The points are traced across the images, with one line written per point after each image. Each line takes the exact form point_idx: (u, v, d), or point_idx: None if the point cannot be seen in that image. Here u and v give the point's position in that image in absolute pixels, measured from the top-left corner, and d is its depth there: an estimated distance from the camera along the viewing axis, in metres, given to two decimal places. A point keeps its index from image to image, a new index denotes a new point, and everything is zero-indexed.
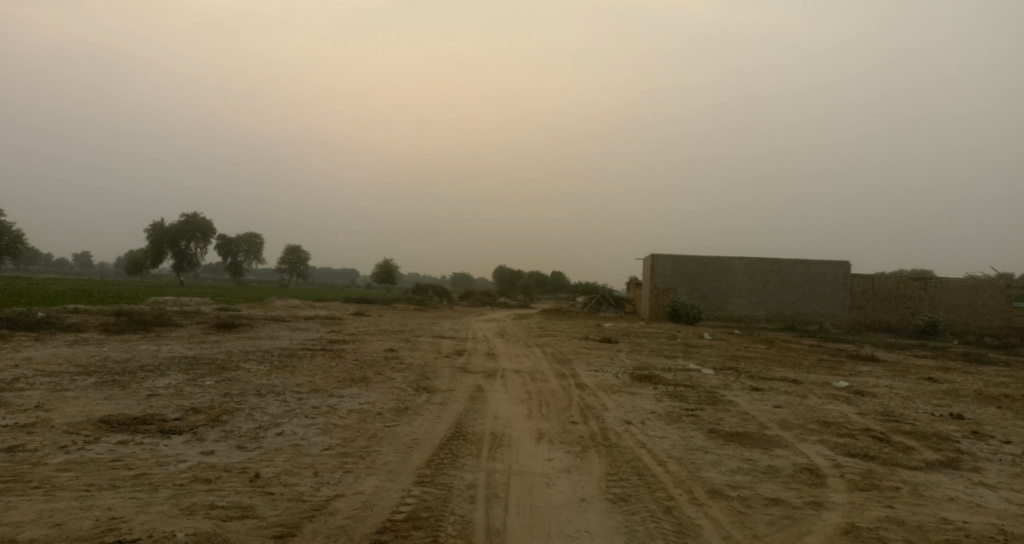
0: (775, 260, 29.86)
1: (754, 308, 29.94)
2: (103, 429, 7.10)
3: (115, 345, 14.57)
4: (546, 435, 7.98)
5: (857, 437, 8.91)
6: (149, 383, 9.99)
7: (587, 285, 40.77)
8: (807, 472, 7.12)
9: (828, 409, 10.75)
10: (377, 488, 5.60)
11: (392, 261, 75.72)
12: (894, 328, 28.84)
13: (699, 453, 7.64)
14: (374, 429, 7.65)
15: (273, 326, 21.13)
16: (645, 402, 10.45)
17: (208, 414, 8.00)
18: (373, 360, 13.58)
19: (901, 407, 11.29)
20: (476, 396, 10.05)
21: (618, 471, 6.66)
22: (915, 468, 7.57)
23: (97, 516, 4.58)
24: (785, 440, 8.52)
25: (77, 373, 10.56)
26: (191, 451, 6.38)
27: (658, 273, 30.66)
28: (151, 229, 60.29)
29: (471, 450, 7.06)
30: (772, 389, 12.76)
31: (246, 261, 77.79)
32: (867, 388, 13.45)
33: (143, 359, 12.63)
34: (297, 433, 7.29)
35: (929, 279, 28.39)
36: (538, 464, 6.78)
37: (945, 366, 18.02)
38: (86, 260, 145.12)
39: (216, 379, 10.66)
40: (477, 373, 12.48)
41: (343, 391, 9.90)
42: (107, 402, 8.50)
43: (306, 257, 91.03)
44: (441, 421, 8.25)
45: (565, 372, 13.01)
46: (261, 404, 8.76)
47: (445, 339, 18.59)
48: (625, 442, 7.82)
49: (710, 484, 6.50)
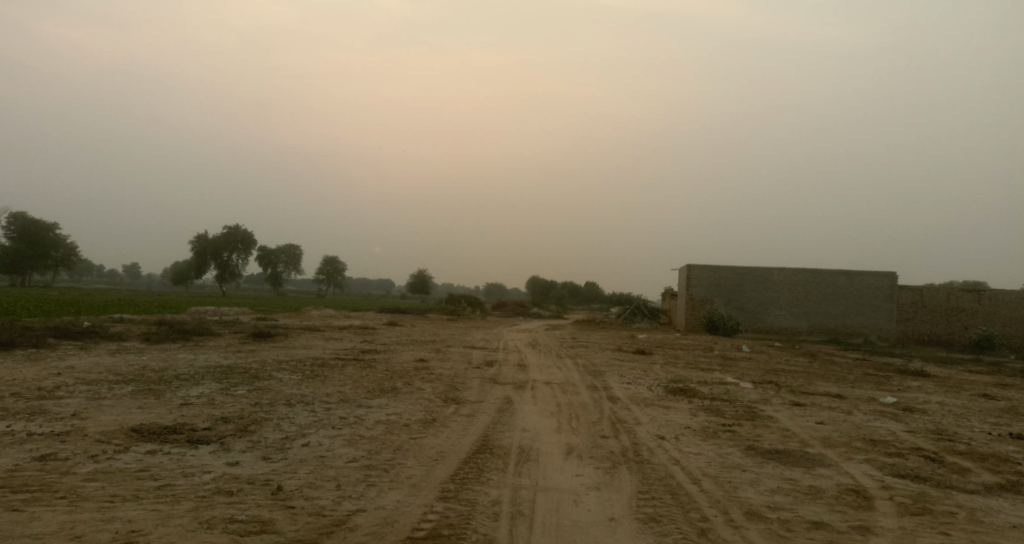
0: (817, 271, 29.13)
1: (795, 320, 29.22)
2: (134, 438, 7.11)
3: (153, 354, 14.79)
4: (575, 449, 7.78)
5: (906, 456, 8.51)
6: (182, 392, 10.05)
7: (622, 296, 40.34)
8: (852, 494, 6.79)
9: (874, 426, 10.32)
10: (400, 503, 5.47)
11: (427, 272, 76.12)
12: (944, 341, 27.89)
13: (736, 471, 7.36)
14: (400, 441, 7.53)
15: (308, 336, 21.24)
16: (680, 416, 10.15)
17: (237, 424, 7.97)
18: (403, 370, 13.50)
19: (952, 425, 10.80)
20: (506, 408, 9.88)
21: (650, 489, 6.43)
22: (969, 491, 7.17)
23: (117, 528, 4.52)
24: (827, 459, 8.17)
25: (113, 381, 10.68)
26: (217, 462, 6.33)
27: (695, 283, 30.17)
28: (195, 240, 61.70)
29: (498, 464, 6.89)
30: (814, 404, 12.35)
31: (285, 272, 78.97)
32: (915, 404, 12.93)
33: (179, 367, 12.76)
34: (322, 444, 7.20)
35: (982, 291, 27.38)
36: (567, 480, 6.58)
37: (1000, 383, 17.25)
38: (132, 271, 148.77)
39: (247, 388, 10.69)
40: (508, 385, 12.34)
41: (371, 401, 9.82)
42: (140, 411, 8.54)
43: (343, 268, 92.03)
44: (468, 434, 8.12)
45: (597, 385, 12.76)
46: (290, 414, 8.73)
47: (476, 350, 18.45)
48: (658, 459, 7.56)
49: (748, 505, 6.22)
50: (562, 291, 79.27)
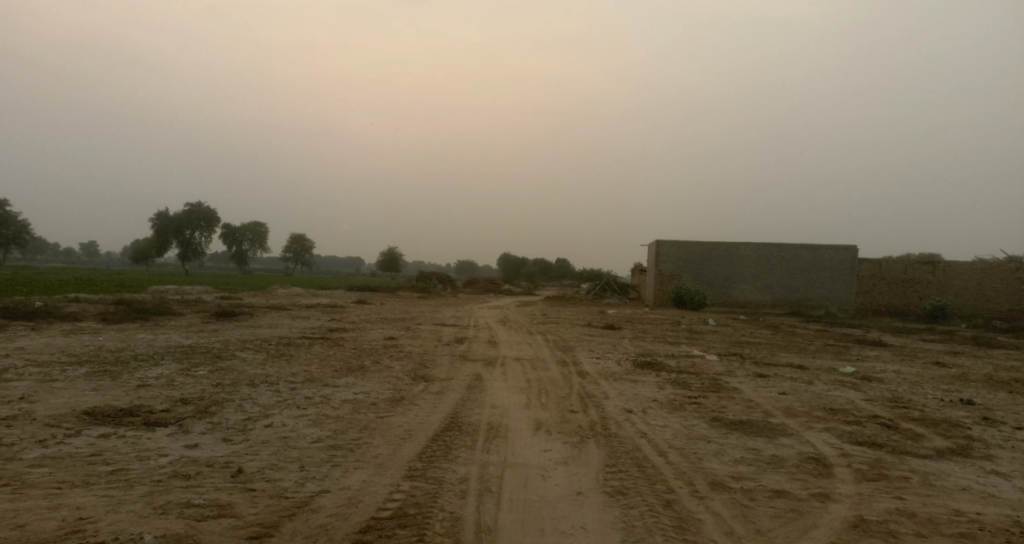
0: (781, 245, 29.53)
1: (760, 294, 29.66)
2: (86, 421, 6.90)
3: (111, 334, 14.40)
4: (544, 425, 7.77)
5: (864, 424, 8.66)
6: (140, 373, 9.80)
7: (592, 272, 40.52)
8: (813, 462, 6.89)
9: (835, 396, 10.50)
10: (365, 483, 5.39)
11: (396, 250, 75.49)
12: (901, 312, 28.56)
13: (701, 442, 7.42)
14: (367, 420, 7.44)
15: (274, 315, 20.92)
16: (647, 390, 10.20)
17: (197, 405, 7.79)
18: (371, 349, 13.37)
19: (909, 393, 11.06)
20: (474, 385, 9.84)
21: (617, 463, 6.44)
22: (924, 456, 7.33)
23: (64, 516, 4.37)
24: (790, 428, 8.29)
25: (67, 363, 10.37)
26: (175, 445, 6.17)
27: (662, 258, 30.39)
28: (155, 218, 60.17)
29: (466, 441, 6.85)
30: (778, 375, 12.54)
31: (251, 250, 77.66)
32: (874, 373, 13.22)
33: (138, 348, 12.45)
34: (286, 425, 7.07)
35: (937, 263, 27.99)
36: (535, 455, 6.56)
37: (954, 351, 17.73)
38: (91, 250, 145.00)
39: (209, 368, 10.46)
40: (477, 361, 12.29)
41: (337, 381, 9.69)
42: (95, 393, 8.30)
43: (310, 246, 90.80)
44: (437, 412, 8.04)
45: (567, 360, 12.80)
46: (253, 394, 8.56)
47: (445, 327, 18.36)
48: (625, 432, 7.59)
49: (712, 475, 6.26)
50: (532, 268, 79.34)
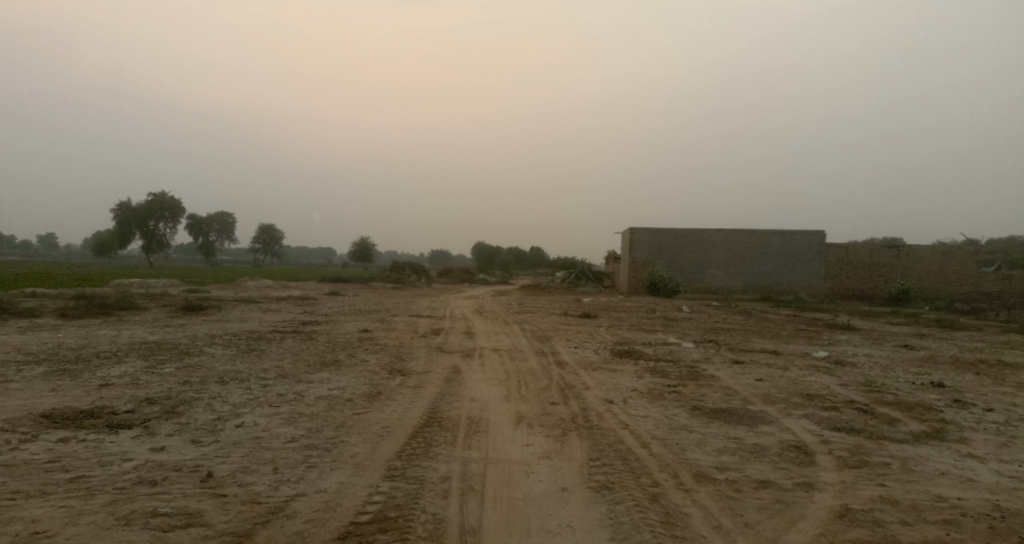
0: (751, 232, 29.72)
1: (732, 280, 29.84)
2: (44, 425, 6.56)
3: (71, 331, 13.90)
4: (525, 417, 7.61)
5: (842, 409, 8.64)
6: (103, 372, 9.43)
7: (565, 260, 40.43)
8: (795, 450, 6.82)
9: (810, 381, 10.49)
10: (342, 484, 5.17)
11: (368, 240, 74.75)
12: (867, 296, 28.97)
13: (683, 432, 7.31)
14: (343, 418, 7.20)
15: (244, 308, 20.47)
16: (626, 379, 10.09)
17: (164, 405, 7.48)
18: (346, 342, 13.09)
19: (881, 376, 11.12)
20: (453, 378, 9.64)
21: (600, 456, 6.30)
22: (902, 441, 7.31)
23: (18, 530, 4.10)
24: (770, 415, 8.23)
25: (24, 363, 9.93)
26: (140, 448, 5.89)
27: (636, 247, 30.40)
28: (117, 209, 58.75)
29: (445, 437, 6.65)
30: (753, 361, 12.53)
31: (218, 242, 76.34)
32: (847, 358, 13.30)
33: (100, 345, 12.02)
34: (258, 424, 6.81)
35: (901, 247, 28.40)
36: (516, 450, 6.40)
37: (921, 333, 17.93)
38: (52, 244, 141.24)
39: (176, 365, 10.11)
40: (454, 353, 12.10)
41: (311, 376, 9.41)
42: (54, 394, 7.94)
43: (281, 236, 89.50)
44: (415, 407, 7.83)
45: (545, 350, 12.65)
46: (223, 392, 8.26)
47: (421, 318, 18.10)
48: (607, 424, 7.45)
49: (696, 466, 6.15)
50: (505, 257, 79.13)
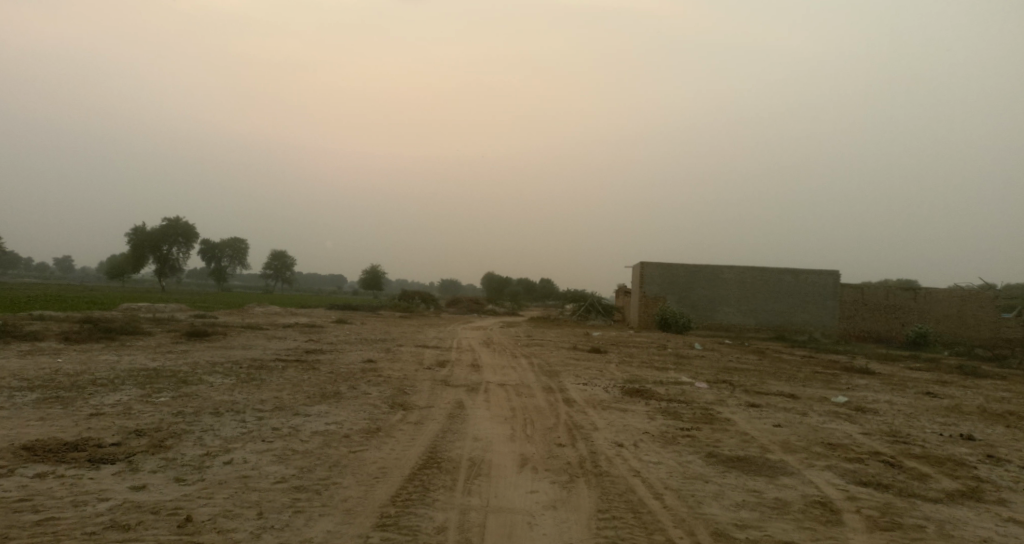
0: (764, 269, 29.27)
1: (744, 318, 29.31)
2: (24, 458, 6.25)
3: (71, 356, 13.62)
4: (530, 460, 7.20)
5: (867, 462, 8.17)
6: (96, 400, 9.11)
7: (575, 292, 39.94)
8: (820, 507, 6.37)
9: (830, 429, 10.01)
10: (330, 534, 4.81)
11: (379, 268, 74.58)
12: (882, 338, 28.31)
13: (698, 483, 6.87)
14: (338, 456, 6.83)
15: (249, 334, 20.16)
16: (637, 420, 9.67)
17: (152, 438, 7.15)
18: (349, 373, 12.74)
19: (906, 426, 10.60)
20: (456, 414, 9.23)
21: (610, 508, 5.88)
22: (935, 500, 6.84)
23: None
24: (790, 466, 7.78)
25: (17, 389, 9.65)
26: (120, 486, 5.55)
27: (647, 281, 30.01)
28: (132, 233, 59.01)
29: (445, 481, 6.26)
30: (770, 405, 12.04)
31: (231, 266, 76.55)
32: (867, 404, 12.78)
33: (98, 371, 11.72)
34: (248, 461, 6.45)
35: (918, 290, 27.85)
36: (520, 497, 6.00)
37: (942, 380, 17.33)
38: (66, 266, 142.15)
39: (172, 394, 9.78)
40: (459, 387, 11.72)
41: (309, 409, 9.03)
42: (41, 423, 7.64)
43: (292, 262, 89.72)
44: (414, 445, 7.43)
45: (553, 386, 12.21)
46: (216, 425, 7.92)
47: (428, 349, 17.72)
48: (617, 470, 7.02)
49: (713, 523, 5.72)
50: (514, 288, 78.79)
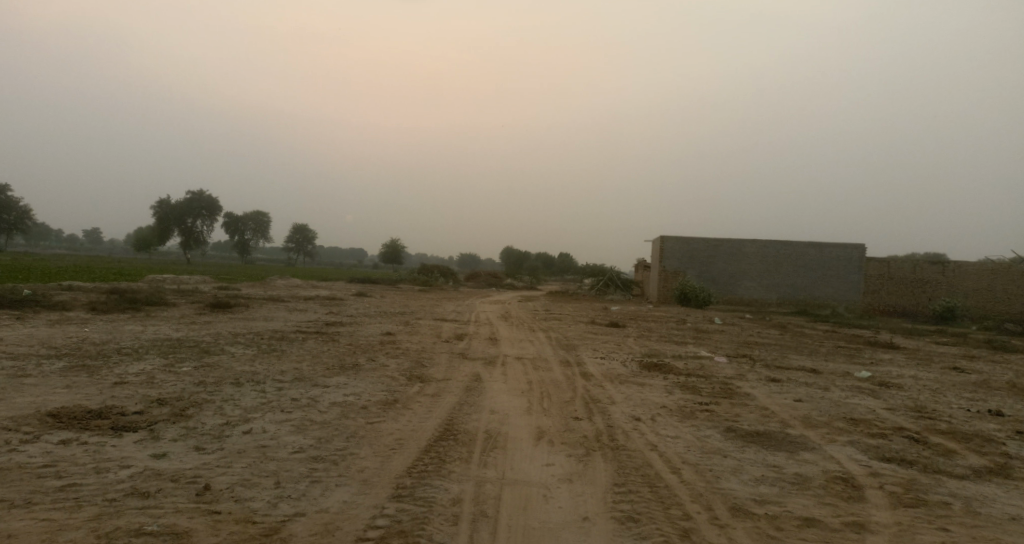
0: (788, 243, 28.90)
1: (766, 292, 29.04)
2: (49, 424, 6.35)
3: (97, 326, 13.82)
4: (546, 434, 7.18)
5: (890, 437, 8.05)
6: (119, 369, 9.24)
7: (594, 266, 39.73)
8: (841, 483, 6.29)
9: (853, 404, 9.88)
10: (346, 504, 4.83)
11: (399, 242, 74.74)
12: (908, 313, 27.89)
13: (717, 457, 6.82)
14: (355, 427, 6.86)
15: (270, 307, 20.34)
16: (655, 394, 9.61)
17: (174, 407, 7.23)
18: (368, 345, 12.80)
19: (931, 401, 10.44)
20: (473, 387, 9.24)
21: (626, 481, 5.85)
22: (961, 477, 6.73)
23: None
24: (811, 441, 7.70)
25: (45, 357, 9.81)
26: (140, 454, 5.61)
27: (667, 256, 29.78)
28: (156, 206, 59.58)
29: (461, 453, 6.26)
30: (791, 380, 11.92)
31: (253, 239, 77.14)
32: (891, 379, 12.61)
33: (122, 341, 11.88)
34: (267, 431, 6.49)
35: (947, 263, 27.31)
36: (536, 470, 5.98)
37: (969, 355, 17.03)
38: (93, 238, 144.25)
39: (194, 364, 9.88)
40: (477, 360, 11.73)
41: (328, 380, 9.09)
42: (66, 391, 7.75)
43: (314, 236, 90.22)
44: (430, 418, 7.44)
45: (571, 360, 12.19)
46: (236, 395, 7.98)
47: (446, 322, 17.77)
48: (634, 444, 6.98)
49: (732, 498, 5.67)
50: (534, 262, 78.53)
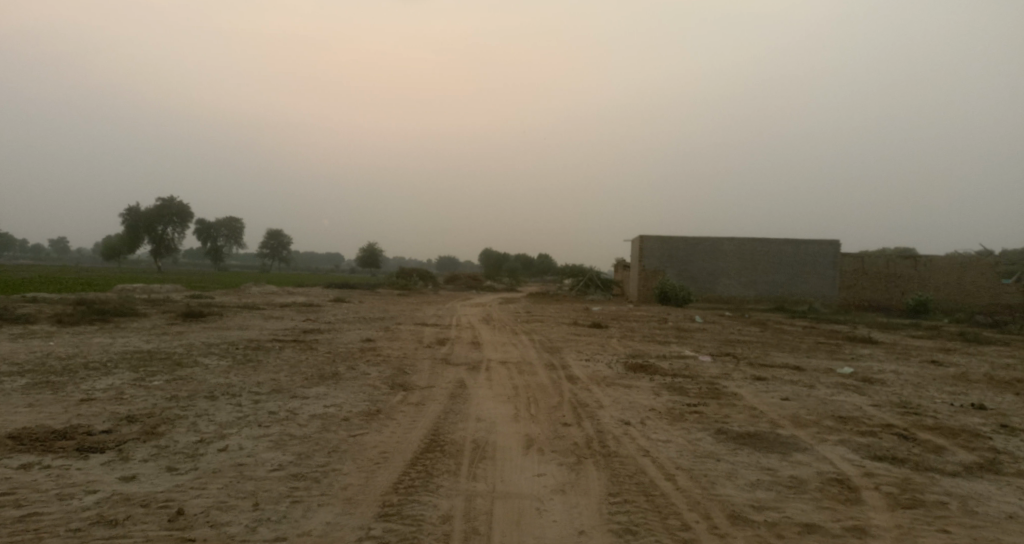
0: (765, 241, 28.98)
1: (744, 289, 29.11)
2: (9, 448, 5.99)
3: (63, 339, 13.32)
4: (535, 442, 6.95)
5: (880, 435, 7.94)
6: (87, 385, 8.84)
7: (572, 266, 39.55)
8: (837, 485, 6.15)
9: (839, 401, 9.79)
10: (330, 526, 4.57)
11: (376, 246, 74.12)
12: (882, 307, 28.12)
13: (710, 461, 6.64)
14: (338, 441, 6.58)
15: (246, 315, 19.87)
16: (642, 397, 9.42)
17: (144, 424, 6.90)
18: (347, 353, 12.47)
19: (916, 397, 10.38)
20: (458, 394, 8.99)
21: (621, 491, 5.65)
22: (954, 474, 6.63)
23: None
24: (803, 441, 7.56)
25: (7, 373, 9.38)
26: (108, 477, 5.29)
27: (646, 255, 29.72)
28: (126, 215, 58.40)
29: (449, 466, 6.02)
30: (776, 378, 11.82)
31: (226, 246, 76.05)
32: (874, 374, 12.57)
33: (90, 354, 11.44)
34: (244, 448, 6.19)
35: (918, 258, 27.57)
36: (527, 481, 5.76)
37: (945, 348, 17.08)
38: (63, 248, 141.38)
39: (166, 378, 9.51)
40: (460, 365, 11.48)
41: (307, 391, 8.77)
42: (29, 410, 7.36)
43: (289, 241, 89.16)
44: (415, 428, 7.17)
45: (555, 363, 11.97)
46: (211, 410, 7.65)
47: (427, 327, 17.47)
48: (626, 451, 6.78)
49: (729, 505, 5.49)
50: (513, 263, 78.43)
